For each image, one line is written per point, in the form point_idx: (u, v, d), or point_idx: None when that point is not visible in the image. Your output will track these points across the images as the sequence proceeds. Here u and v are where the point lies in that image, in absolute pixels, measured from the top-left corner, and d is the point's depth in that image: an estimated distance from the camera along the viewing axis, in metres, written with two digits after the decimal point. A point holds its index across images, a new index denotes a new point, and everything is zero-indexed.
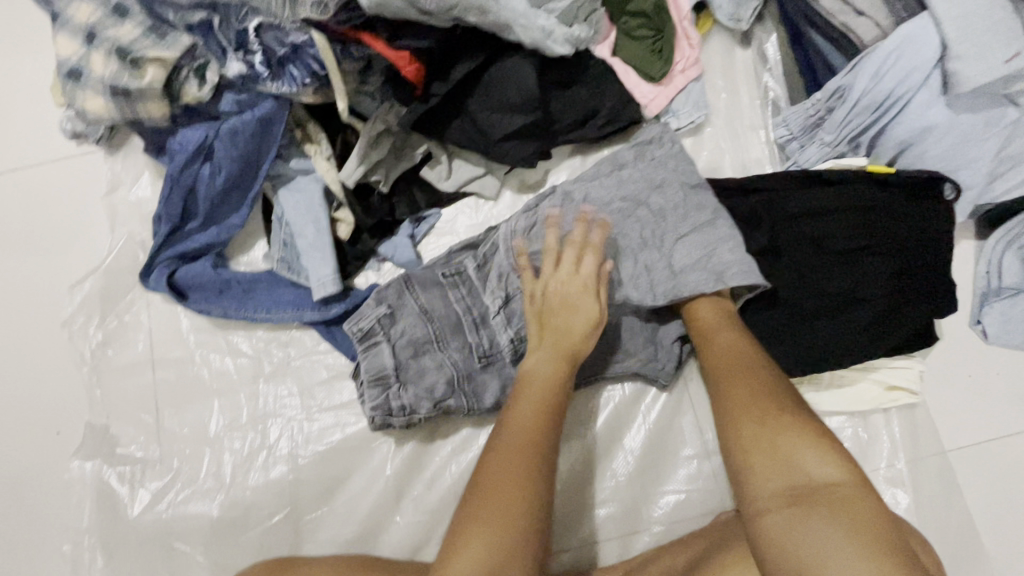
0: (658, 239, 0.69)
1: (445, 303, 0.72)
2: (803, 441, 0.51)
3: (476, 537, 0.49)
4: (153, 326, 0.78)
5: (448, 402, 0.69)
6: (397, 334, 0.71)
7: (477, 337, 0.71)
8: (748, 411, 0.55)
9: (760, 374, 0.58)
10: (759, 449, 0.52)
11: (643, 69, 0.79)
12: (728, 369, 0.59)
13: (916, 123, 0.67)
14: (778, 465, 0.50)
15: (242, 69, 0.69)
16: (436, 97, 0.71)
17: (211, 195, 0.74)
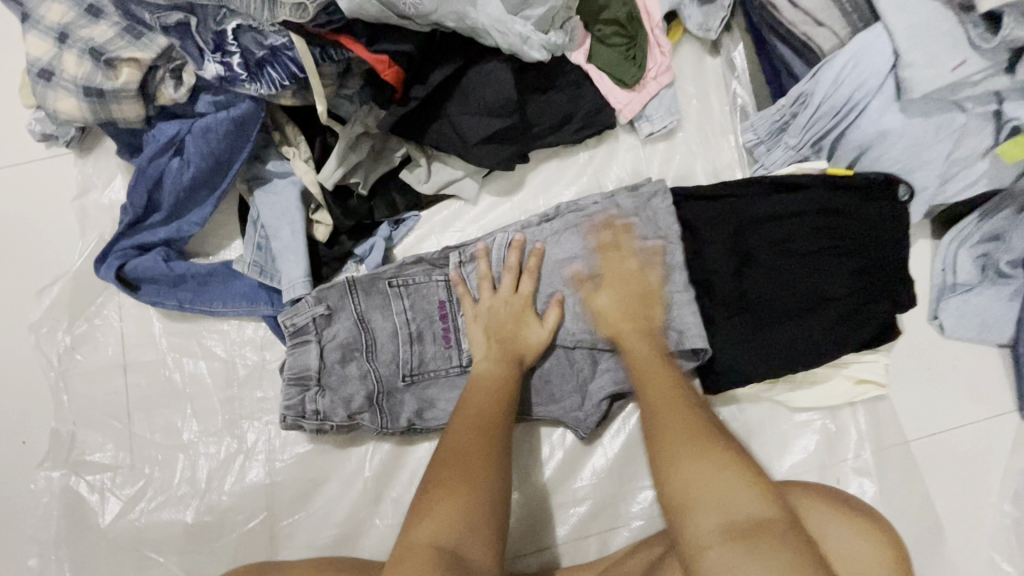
0: None
1: (385, 311, 0.73)
2: (726, 464, 0.52)
3: (425, 521, 0.54)
4: (125, 329, 0.77)
5: (363, 415, 0.70)
6: (329, 336, 0.71)
7: (409, 352, 0.72)
8: (687, 454, 0.54)
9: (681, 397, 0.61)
10: (693, 477, 0.52)
11: (617, 75, 0.81)
12: (661, 410, 0.60)
13: (873, 127, 0.70)
14: (705, 488, 0.51)
15: (219, 71, 0.67)
16: (414, 101, 0.72)
17: (176, 190, 0.73)
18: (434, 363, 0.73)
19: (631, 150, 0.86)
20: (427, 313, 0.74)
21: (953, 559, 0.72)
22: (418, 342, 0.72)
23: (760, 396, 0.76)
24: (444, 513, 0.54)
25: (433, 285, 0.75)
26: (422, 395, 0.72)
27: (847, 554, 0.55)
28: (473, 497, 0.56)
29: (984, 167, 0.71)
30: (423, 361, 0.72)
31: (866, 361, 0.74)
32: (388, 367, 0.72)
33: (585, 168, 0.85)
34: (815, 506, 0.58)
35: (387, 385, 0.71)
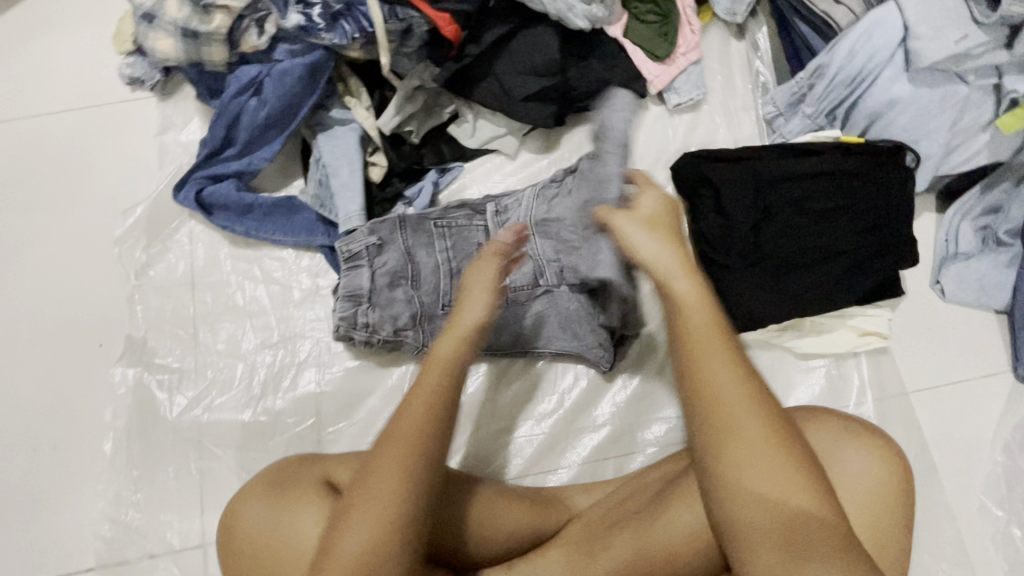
0: None
1: (430, 248, 0.80)
2: (793, 482, 0.46)
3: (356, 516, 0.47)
4: (194, 251, 0.85)
5: (407, 332, 0.78)
6: (379, 263, 0.79)
7: (450, 283, 0.80)
8: (742, 455, 0.46)
9: (743, 387, 0.47)
10: (751, 492, 0.46)
11: (650, 49, 0.89)
12: (712, 392, 0.47)
13: (883, 96, 0.77)
14: (755, 504, 0.46)
15: (299, 20, 0.76)
16: (469, 57, 0.81)
17: (253, 126, 0.82)
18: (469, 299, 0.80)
19: (659, 119, 0.93)
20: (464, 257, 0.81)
21: (946, 501, 0.78)
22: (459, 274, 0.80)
23: (771, 342, 0.82)
24: (375, 510, 0.47)
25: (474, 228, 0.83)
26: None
27: (860, 476, 0.56)
28: (404, 504, 0.48)
29: (985, 140, 0.77)
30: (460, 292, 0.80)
31: (868, 315, 0.81)
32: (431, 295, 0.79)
33: None
34: (827, 430, 0.58)
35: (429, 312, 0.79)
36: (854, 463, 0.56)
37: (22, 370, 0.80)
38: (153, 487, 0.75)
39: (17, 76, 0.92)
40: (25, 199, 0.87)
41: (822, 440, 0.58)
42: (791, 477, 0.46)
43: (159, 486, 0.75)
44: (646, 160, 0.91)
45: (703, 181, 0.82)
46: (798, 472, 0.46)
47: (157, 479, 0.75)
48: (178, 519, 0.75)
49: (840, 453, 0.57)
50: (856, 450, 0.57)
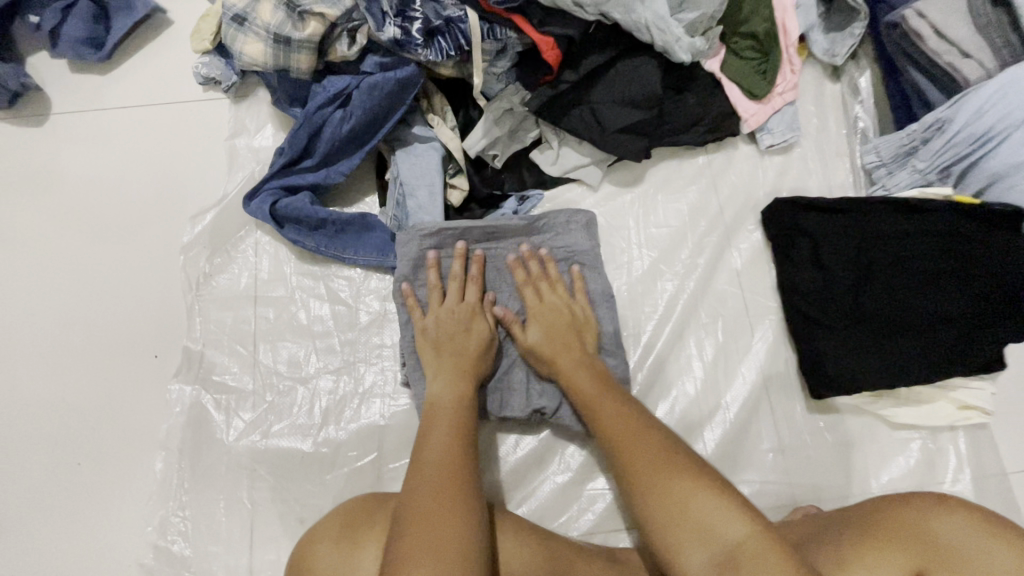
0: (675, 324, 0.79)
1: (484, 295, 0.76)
2: (708, 500, 0.54)
3: (424, 518, 0.53)
4: (259, 264, 0.81)
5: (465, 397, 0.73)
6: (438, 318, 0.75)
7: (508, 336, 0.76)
8: (651, 478, 0.57)
9: (649, 427, 0.62)
10: (663, 517, 0.55)
11: (748, 87, 0.85)
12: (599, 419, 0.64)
13: (1012, 158, 0.72)
14: (701, 527, 0.53)
15: (396, 34, 0.73)
16: (565, 84, 0.78)
17: (334, 139, 0.78)
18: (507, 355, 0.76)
19: (748, 159, 0.89)
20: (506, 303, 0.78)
21: None
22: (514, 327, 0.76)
23: (862, 409, 0.77)
24: (446, 511, 0.53)
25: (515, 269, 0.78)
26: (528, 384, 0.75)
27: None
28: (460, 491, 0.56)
29: None
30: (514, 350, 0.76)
31: (973, 387, 0.75)
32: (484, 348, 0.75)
33: (703, 170, 0.89)
34: (956, 527, 0.53)
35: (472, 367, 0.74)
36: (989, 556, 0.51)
37: (73, 378, 0.76)
38: (201, 515, 0.71)
39: (89, 70, 0.90)
40: (88, 197, 0.83)
41: (956, 538, 0.53)
42: (703, 496, 0.54)
43: (208, 516, 0.71)
44: (733, 202, 0.87)
45: (794, 232, 0.80)
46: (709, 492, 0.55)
47: (206, 507, 0.71)
48: (225, 553, 0.70)
49: (982, 554, 0.51)
50: (1001, 552, 0.51)
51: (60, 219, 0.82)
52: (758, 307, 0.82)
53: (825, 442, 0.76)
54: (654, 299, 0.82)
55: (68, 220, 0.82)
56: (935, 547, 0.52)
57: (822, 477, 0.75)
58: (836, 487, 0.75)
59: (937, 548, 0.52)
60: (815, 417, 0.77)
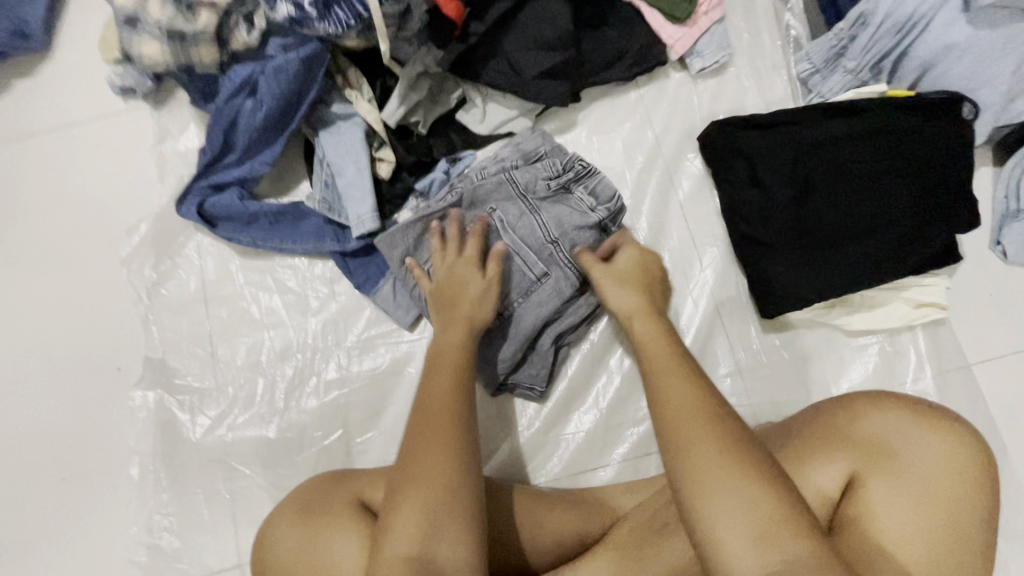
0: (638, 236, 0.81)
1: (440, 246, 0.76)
2: (717, 450, 0.48)
3: (409, 502, 0.52)
4: (205, 265, 0.82)
5: None
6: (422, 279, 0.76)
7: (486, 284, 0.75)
8: (695, 431, 0.49)
9: (705, 413, 0.50)
10: (701, 461, 0.47)
11: (670, 11, 0.81)
12: (662, 373, 0.54)
13: (940, 41, 0.70)
14: (738, 536, 0.44)
15: (290, 11, 0.71)
16: (474, 37, 0.76)
17: (250, 131, 0.77)
18: (538, 300, 0.74)
19: (682, 86, 0.86)
20: (522, 237, 0.76)
21: (1017, 479, 0.72)
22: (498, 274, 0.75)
23: (818, 321, 0.76)
24: (414, 509, 0.52)
25: (506, 196, 0.77)
26: (563, 325, 0.76)
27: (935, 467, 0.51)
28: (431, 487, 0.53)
29: None
30: (561, 292, 0.74)
31: (927, 283, 0.74)
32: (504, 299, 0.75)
33: (636, 104, 0.86)
34: (891, 416, 0.54)
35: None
36: (910, 440, 0.52)
37: (44, 400, 0.78)
38: (183, 511, 0.74)
39: (8, 98, 0.89)
40: (29, 226, 0.84)
41: (886, 424, 0.54)
42: (715, 445, 0.48)
43: (191, 511, 0.74)
44: (671, 132, 0.85)
45: (729, 152, 0.77)
46: (779, 514, 0.44)
47: (186, 502, 0.74)
48: (212, 542, 0.73)
49: (912, 442, 0.52)
50: (927, 436, 0.52)
51: (6, 251, 0.83)
52: (704, 236, 0.81)
53: (783, 362, 0.76)
54: None
55: (13, 250, 0.83)
56: (865, 440, 0.54)
57: (782, 393, 0.75)
58: (797, 402, 0.75)
59: (867, 440, 0.54)
60: (771, 336, 0.77)
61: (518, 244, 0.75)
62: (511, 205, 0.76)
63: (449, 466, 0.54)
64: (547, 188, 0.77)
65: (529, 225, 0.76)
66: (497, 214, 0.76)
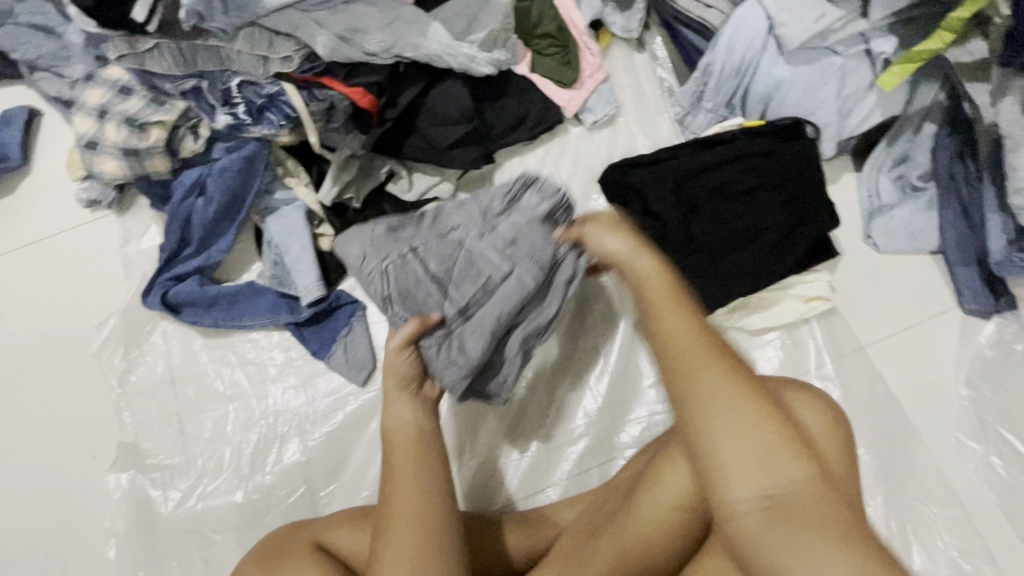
0: None
1: (386, 257, 0.66)
2: (747, 422, 0.44)
3: (386, 547, 0.57)
4: (170, 349, 0.90)
5: (428, 349, 0.68)
6: (383, 280, 0.66)
7: (444, 291, 0.68)
8: (715, 406, 0.45)
9: (697, 330, 0.50)
10: (726, 432, 0.44)
11: (558, 78, 0.96)
12: (672, 342, 0.49)
13: (769, 79, 0.83)
14: (736, 457, 0.43)
15: (228, 120, 0.83)
16: (390, 121, 0.86)
17: (203, 224, 0.87)
18: (501, 295, 0.67)
19: (581, 139, 0.99)
20: (472, 242, 0.68)
21: (923, 444, 0.79)
22: (456, 282, 0.68)
23: (722, 326, 0.85)
24: (398, 552, 0.56)
25: (467, 215, 0.70)
26: (530, 327, 0.72)
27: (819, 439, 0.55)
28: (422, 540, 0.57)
29: (873, 100, 0.82)
30: (524, 285, 0.67)
31: (812, 279, 0.84)
32: (466, 295, 0.68)
33: (544, 159, 0.98)
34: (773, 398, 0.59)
35: (434, 342, 0.68)
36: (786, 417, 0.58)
37: (24, 495, 0.83)
38: None
39: None
40: (6, 334, 0.91)
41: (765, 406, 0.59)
42: (742, 418, 0.44)
43: None
44: (576, 179, 0.97)
45: (623, 187, 0.85)
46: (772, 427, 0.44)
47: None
48: None
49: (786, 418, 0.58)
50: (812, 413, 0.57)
51: None
52: None
53: None
54: None
55: None
56: None
57: None
58: None
59: None
60: None
61: (479, 258, 0.68)
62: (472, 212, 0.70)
63: (421, 530, 0.57)
64: (507, 203, 0.70)
65: (477, 238, 0.69)
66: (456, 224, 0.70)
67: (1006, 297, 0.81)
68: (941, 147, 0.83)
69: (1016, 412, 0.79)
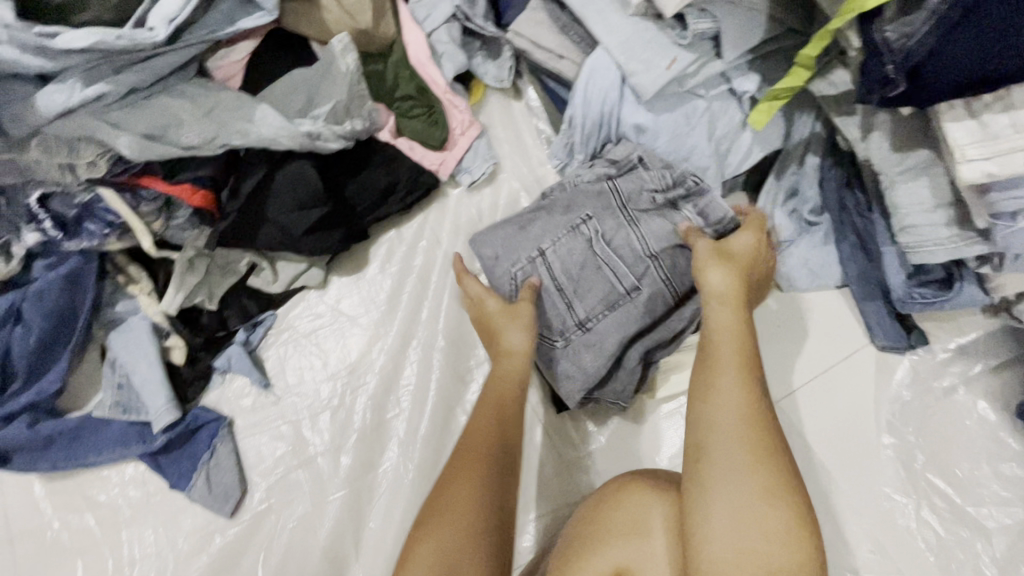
0: (658, 249, 0.71)
1: (569, 249, 0.72)
2: (743, 488, 0.49)
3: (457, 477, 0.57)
4: (8, 500, 0.78)
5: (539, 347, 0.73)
6: (499, 275, 0.73)
7: (578, 303, 0.72)
8: (723, 476, 0.50)
9: (752, 391, 0.54)
10: (728, 514, 0.49)
11: (425, 140, 0.87)
12: (709, 423, 0.53)
13: (630, 126, 0.76)
14: (734, 532, 0.48)
15: (37, 238, 0.73)
16: (231, 214, 0.76)
17: (24, 357, 0.76)
18: (615, 315, 0.71)
19: (461, 202, 0.91)
20: (619, 247, 0.72)
21: (847, 502, 0.73)
22: (580, 292, 0.72)
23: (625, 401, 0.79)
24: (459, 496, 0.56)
25: (607, 206, 0.73)
26: (648, 343, 0.73)
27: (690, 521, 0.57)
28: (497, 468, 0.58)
29: (749, 138, 0.75)
30: (653, 309, 0.71)
31: None
32: (588, 310, 0.72)
33: (422, 227, 0.90)
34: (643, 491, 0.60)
35: (551, 349, 0.73)
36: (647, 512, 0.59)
37: None
38: None
39: None
40: None
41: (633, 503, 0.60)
42: (740, 483, 0.49)
43: None
44: (457, 246, 0.88)
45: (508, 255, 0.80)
46: (789, 503, 0.49)
47: None
48: None
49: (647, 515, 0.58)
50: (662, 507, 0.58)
51: None
52: None
53: (604, 446, 0.77)
54: (407, 375, 0.82)
55: None
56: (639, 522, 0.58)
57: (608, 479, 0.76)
58: None
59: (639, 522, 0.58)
60: (583, 419, 0.78)
61: (592, 269, 0.72)
62: (598, 221, 0.72)
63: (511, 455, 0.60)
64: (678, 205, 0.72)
65: (643, 241, 0.71)
66: (600, 228, 0.72)
67: (917, 332, 0.76)
68: (827, 177, 0.78)
69: (941, 456, 0.73)
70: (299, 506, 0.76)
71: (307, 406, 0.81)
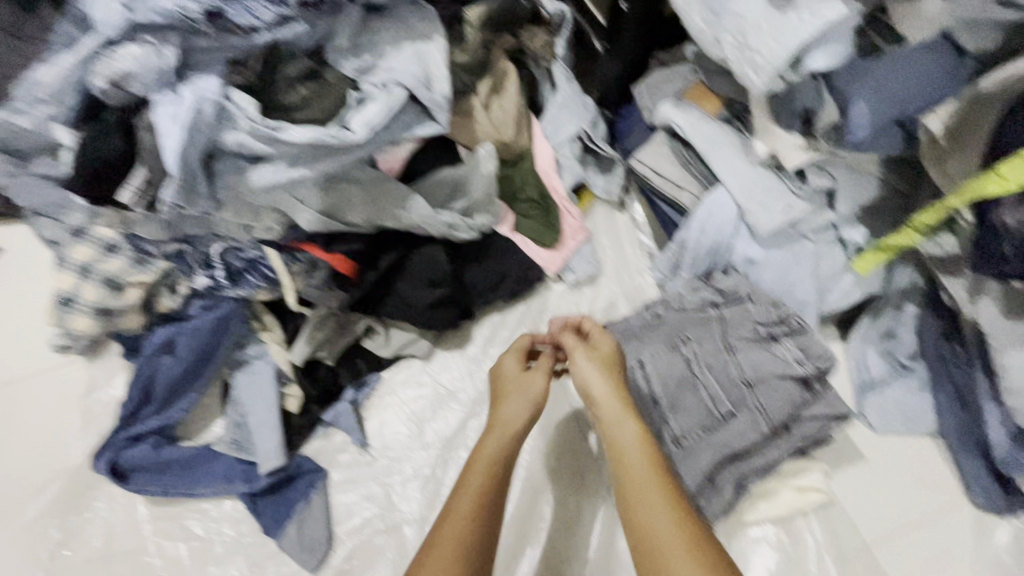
0: (755, 381, 0.76)
1: (664, 365, 0.78)
2: None
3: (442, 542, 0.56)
4: (112, 518, 0.83)
5: None
6: None
7: (671, 418, 0.76)
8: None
9: (665, 494, 0.56)
10: None
11: (539, 239, 0.96)
12: (641, 528, 0.55)
13: (743, 257, 0.83)
14: None
15: (206, 282, 0.85)
16: (368, 282, 0.86)
17: (166, 385, 0.84)
18: (711, 437, 0.75)
19: (562, 298, 0.99)
20: (715, 372, 0.77)
21: None
22: (676, 406, 0.76)
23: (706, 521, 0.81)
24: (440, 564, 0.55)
25: (709, 333, 0.79)
26: (740, 469, 0.74)
27: None
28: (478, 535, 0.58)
29: (850, 280, 0.81)
30: (744, 437, 0.74)
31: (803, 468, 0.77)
32: (682, 427, 0.76)
33: (524, 316, 0.97)
34: None
35: None
36: None
37: None
38: None
39: None
40: None
41: None
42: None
43: None
44: None
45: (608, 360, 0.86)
46: None
47: None
48: None
49: None
50: None
51: None
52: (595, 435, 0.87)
53: None
54: None
55: None
56: None
57: None
58: None
59: None
60: None
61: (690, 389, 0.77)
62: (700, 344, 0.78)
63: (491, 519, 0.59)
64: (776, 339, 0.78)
65: (740, 372, 0.77)
66: (701, 351, 0.78)
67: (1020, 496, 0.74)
68: (925, 327, 0.81)
69: None
70: (381, 569, 0.80)
71: (400, 471, 0.86)
